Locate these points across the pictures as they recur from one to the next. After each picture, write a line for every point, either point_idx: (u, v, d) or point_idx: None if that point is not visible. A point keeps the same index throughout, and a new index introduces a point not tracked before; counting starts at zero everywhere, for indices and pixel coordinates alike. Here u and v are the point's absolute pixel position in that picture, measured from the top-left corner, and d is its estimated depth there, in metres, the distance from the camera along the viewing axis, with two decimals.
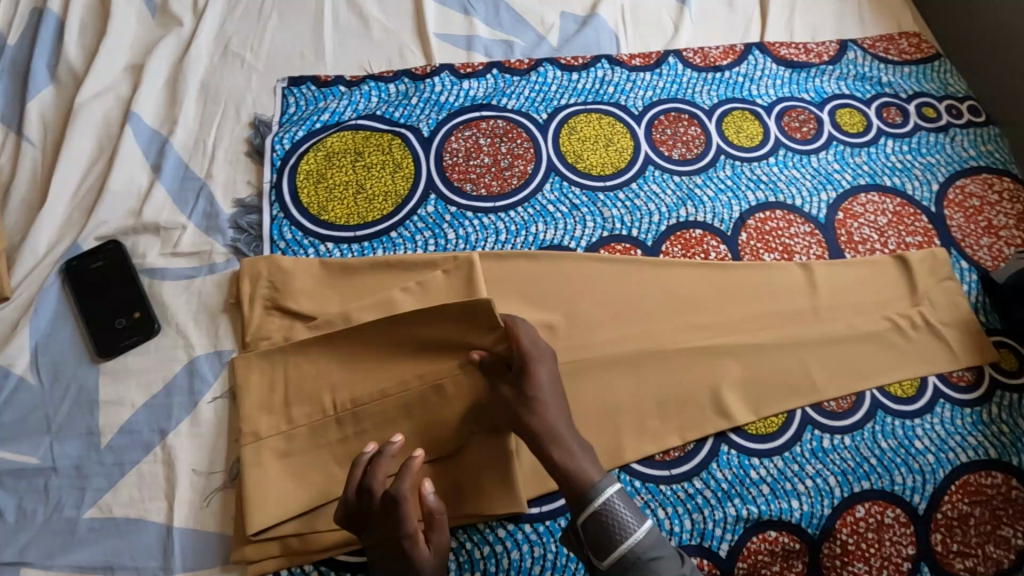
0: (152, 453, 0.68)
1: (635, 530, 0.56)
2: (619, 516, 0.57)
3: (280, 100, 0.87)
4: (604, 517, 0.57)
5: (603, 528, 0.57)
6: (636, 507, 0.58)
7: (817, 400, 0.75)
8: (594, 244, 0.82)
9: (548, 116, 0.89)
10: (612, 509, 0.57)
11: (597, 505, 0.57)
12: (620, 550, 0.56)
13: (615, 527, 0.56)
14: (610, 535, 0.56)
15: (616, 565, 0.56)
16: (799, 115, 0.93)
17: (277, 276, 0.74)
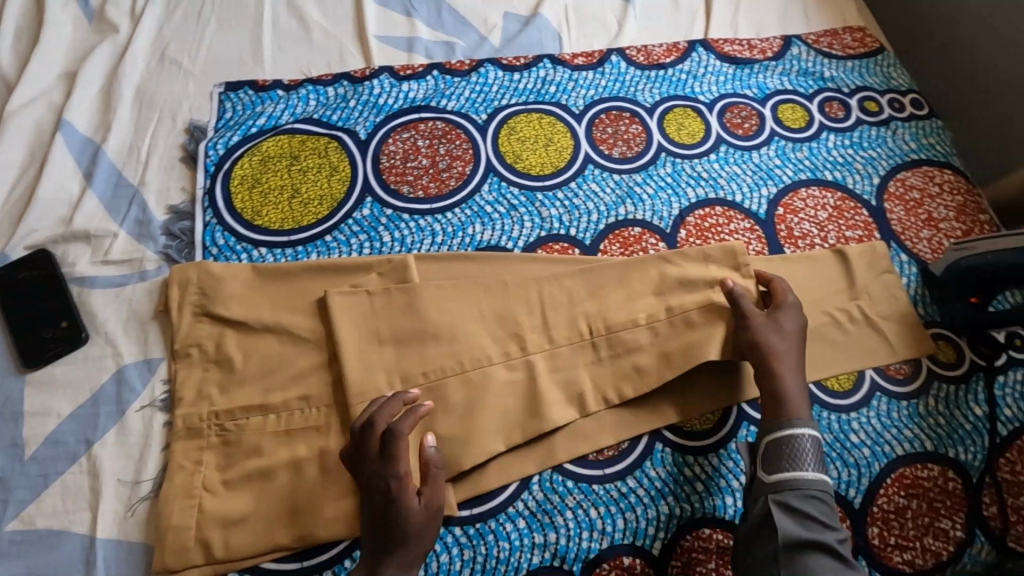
0: (77, 463, 0.67)
1: (807, 469, 0.64)
2: (802, 446, 0.65)
3: (216, 105, 0.86)
4: (790, 444, 0.65)
5: (780, 452, 0.66)
6: (818, 458, 0.65)
7: (753, 396, 0.75)
8: (532, 243, 0.82)
9: (487, 116, 0.89)
10: (799, 448, 0.65)
11: (797, 447, 0.65)
12: (786, 475, 0.64)
13: (796, 454, 0.65)
14: (788, 457, 0.65)
15: (773, 485, 0.65)
16: (741, 111, 0.93)
17: (206, 282, 0.74)
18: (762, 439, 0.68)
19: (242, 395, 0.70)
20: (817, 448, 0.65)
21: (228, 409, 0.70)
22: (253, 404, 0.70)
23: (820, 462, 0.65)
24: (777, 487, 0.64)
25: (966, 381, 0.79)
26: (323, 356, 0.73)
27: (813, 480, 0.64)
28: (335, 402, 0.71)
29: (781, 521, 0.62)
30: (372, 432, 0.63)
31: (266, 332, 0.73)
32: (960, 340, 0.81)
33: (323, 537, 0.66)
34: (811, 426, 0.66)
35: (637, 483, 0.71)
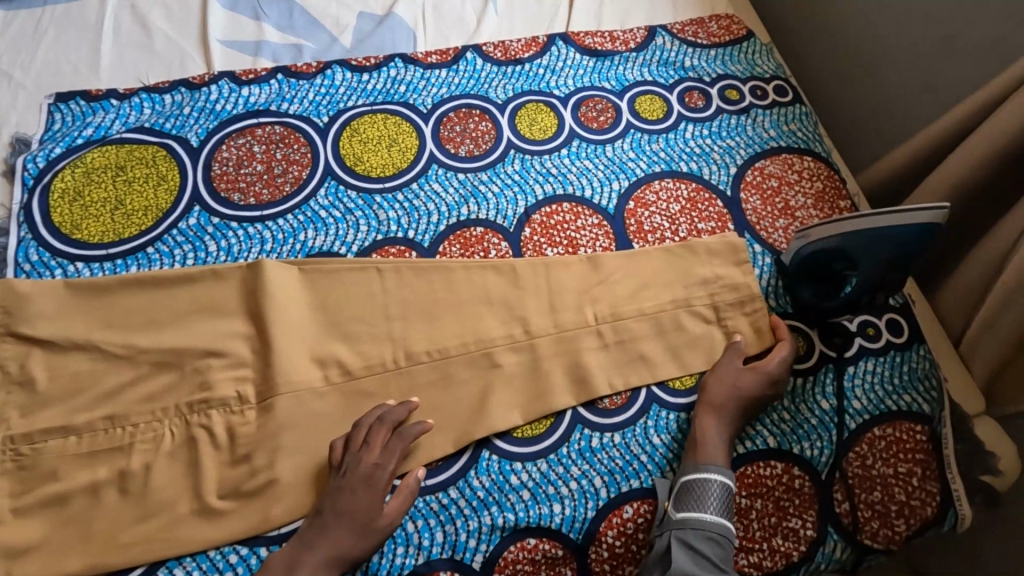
0: None
1: (714, 511, 0.64)
2: (711, 491, 0.65)
3: (45, 117, 0.83)
4: (698, 487, 0.65)
5: (689, 491, 0.66)
6: (728, 507, 0.65)
7: (588, 398, 0.73)
8: (367, 248, 0.79)
9: (329, 119, 0.86)
10: (710, 489, 0.65)
11: (709, 482, 0.65)
12: (694, 513, 0.64)
13: (703, 495, 0.65)
14: (693, 501, 0.65)
15: (677, 523, 0.64)
16: (597, 104, 0.91)
17: (10, 300, 0.71)
18: (676, 480, 0.68)
19: (44, 418, 0.68)
20: (726, 494, 0.65)
21: (26, 433, 0.67)
22: (54, 426, 0.67)
23: (727, 510, 0.65)
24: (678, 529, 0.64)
25: (815, 373, 0.76)
26: (131, 373, 0.70)
27: (714, 527, 0.63)
28: (141, 421, 0.68)
29: (678, 558, 0.62)
30: (382, 429, 0.67)
31: (74, 350, 0.70)
32: (812, 332, 0.79)
33: (116, 564, 0.63)
34: (725, 469, 0.67)
35: (459, 493, 0.68)
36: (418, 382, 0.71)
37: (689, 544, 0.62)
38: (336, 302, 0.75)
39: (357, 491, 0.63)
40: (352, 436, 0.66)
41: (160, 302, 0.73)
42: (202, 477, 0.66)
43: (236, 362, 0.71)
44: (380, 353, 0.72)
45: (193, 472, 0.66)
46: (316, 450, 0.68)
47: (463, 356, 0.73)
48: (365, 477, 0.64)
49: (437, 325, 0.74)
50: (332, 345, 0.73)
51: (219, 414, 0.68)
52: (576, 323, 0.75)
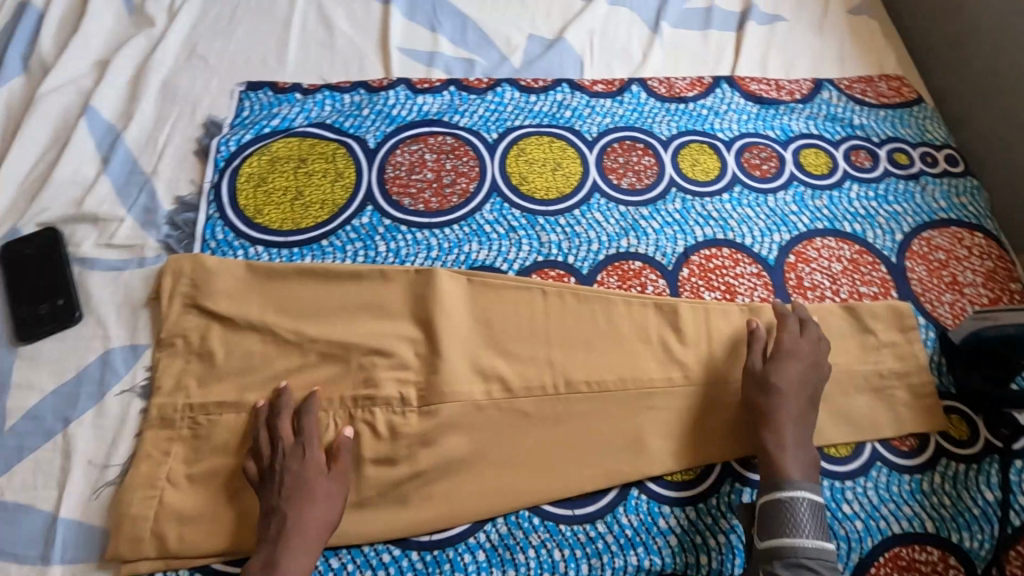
0: (53, 440, 0.68)
1: (807, 536, 0.62)
2: (801, 510, 0.63)
3: (235, 103, 0.88)
4: (788, 511, 0.63)
5: (773, 517, 0.64)
6: (819, 523, 0.63)
7: (742, 452, 0.72)
8: (527, 267, 0.80)
9: (498, 135, 0.88)
10: (797, 513, 0.63)
11: (789, 506, 0.63)
12: (783, 541, 0.62)
13: (795, 518, 0.63)
14: (783, 526, 0.63)
15: (768, 550, 0.63)
16: (761, 151, 0.90)
17: (199, 275, 0.75)
18: (756, 507, 0.66)
19: (219, 391, 0.71)
20: (815, 512, 0.63)
21: (203, 403, 0.70)
22: (227, 400, 0.70)
23: (821, 532, 0.63)
24: (780, 555, 0.62)
25: (978, 461, 0.73)
26: (301, 360, 0.72)
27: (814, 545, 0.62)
28: (307, 409, 0.70)
29: None
30: (304, 417, 0.68)
31: (248, 329, 0.73)
32: (976, 417, 0.76)
33: None
34: (811, 488, 0.65)
35: (607, 528, 0.68)
36: (572, 410, 0.72)
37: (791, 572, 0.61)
38: (498, 320, 0.76)
39: (300, 477, 0.64)
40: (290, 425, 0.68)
41: (331, 294, 0.76)
42: (361, 473, 0.68)
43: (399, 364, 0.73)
44: (538, 375, 0.74)
45: (354, 466, 0.68)
46: (470, 463, 0.69)
47: (618, 393, 0.73)
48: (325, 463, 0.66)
49: (593, 356, 0.75)
50: (491, 360, 0.74)
51: (381, 412, 0.70)
52: (733, 375, 0.75)
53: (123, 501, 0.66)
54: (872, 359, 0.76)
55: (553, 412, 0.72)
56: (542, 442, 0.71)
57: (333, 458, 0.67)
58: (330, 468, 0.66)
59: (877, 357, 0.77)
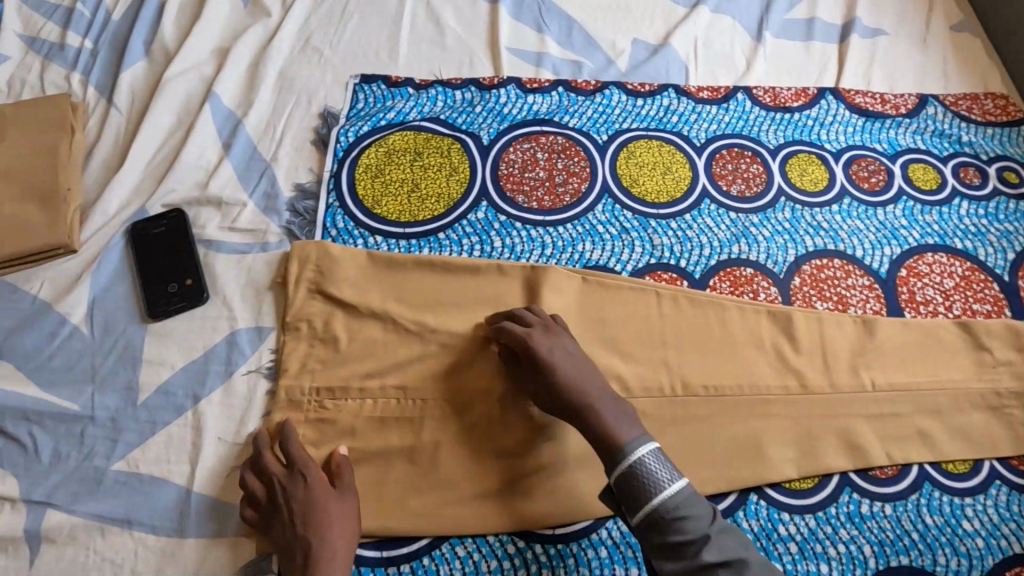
0: (183, 416, 0.70)
1: (669, 487, 0.58)
2: (649, 465, 0.58)
3: (350, 95, 0.89)
4: (637, 469, 0.58)
5: (632, 482, 0.58)
6: (670, 465, 0.60)
7: (860, 463, 0.71)
8: (640, 269, 0.80)
9: (608, 137, 0.89)
10: (646, 467, 0.58)
11: (631, 462, 0.59)
12: (648, 505, 0.57)
13: (648, 476, 0.58)
14: (643, 489, 0.58)
15: (644, 520, 0.58)
16: (869, 164, 0.90)
17: (324, 261, 0.76)
18: (608, 474, 0.60)
19: (342, 375, 0.71)
20: (660, 460, 0.59)
21: (328, 387, 0.71)
22: (351, 385, 0.71)
23: (699, 499, 0.58)
24: (646, 518, 0.57)
25: None
26: (422, 349, 0.73)
27: (680, 502, 0.57)
28: (429, 398, 0.70)
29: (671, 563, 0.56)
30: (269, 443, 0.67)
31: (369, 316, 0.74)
32: None
33: (403, 531, 0.65)
34: (646, 438, 0.61)
35: None
36: (691, 413, 0.73)
37: (688, 533, 0.56)
38: (613, 320, 0.77)
39: (308, 499, 0.63)
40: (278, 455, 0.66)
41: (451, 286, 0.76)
42: (483, 465, 0.68)
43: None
44: (655, 377, 0.74)
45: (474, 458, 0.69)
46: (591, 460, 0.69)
47: (736, 398, 0.73)
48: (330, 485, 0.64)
49: (709, 360, 0.75)
50: (608, 359, 0.75)
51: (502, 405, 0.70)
52: (850, 386, 0.74)
53: None
54: (987, 377, 0.75)
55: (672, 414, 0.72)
56: (661, 443, 0.71)
57: (337, 477, 0.65)
58: (336, 487, 0.65)
59: (993, 375, 0.76)
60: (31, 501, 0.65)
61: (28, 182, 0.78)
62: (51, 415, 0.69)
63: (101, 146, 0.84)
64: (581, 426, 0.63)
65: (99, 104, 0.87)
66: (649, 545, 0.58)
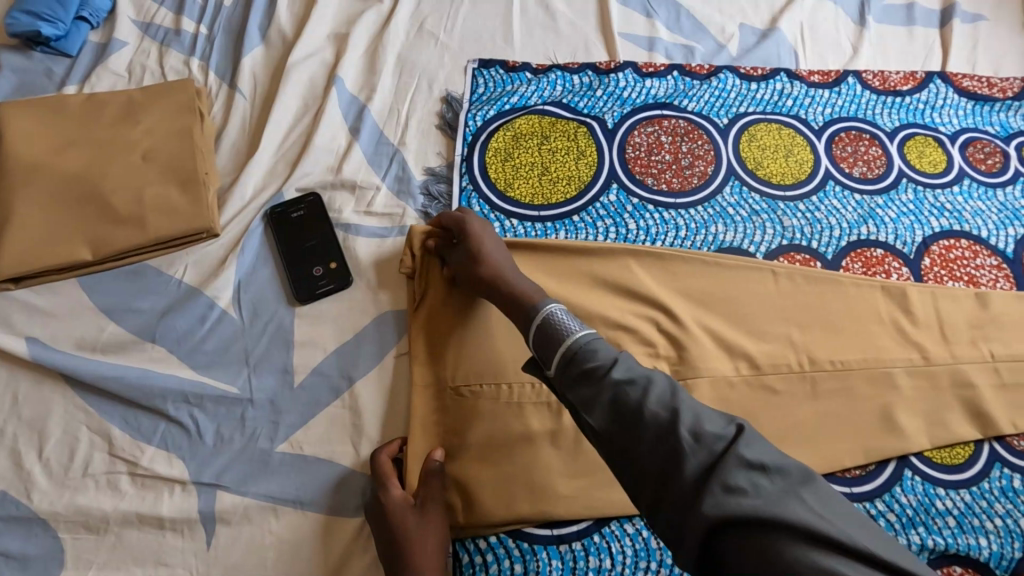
0: (341, 398, 0.70)
1: (575, 331, 0.56)
2: (560, 317, 0.58)
3: (470, 79, 0.89)
4: (547, 320, 0.58)
5: (547, 332, 0.58)
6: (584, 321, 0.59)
7: (1004, 436, 0.73)
8: (774, 251, 0.81)
9: (728, 121, 0.89)
10: (556, 317, 0.58)
11: (541, 315, 0.59)
12: (558, 349, 0.56)
13: (558, 325, 0.57)
14: (555, 336, 0.57)
15: (556, 367, 0.56)
16: (984, 147, 0.91)
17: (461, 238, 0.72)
18: (528, 340, 0.60)
19: (481, 357, 0.70)
20: (563, 313, 0.59)
21: (469, 371, 0.70)
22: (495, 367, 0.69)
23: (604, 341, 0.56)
24: (563, 358, 0.55)
25: None
26: None
27: (595, 338, 0.55)
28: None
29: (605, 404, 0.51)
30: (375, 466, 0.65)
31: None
32: None
33: (573, 512, 0.65)
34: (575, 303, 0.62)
35: (887, 507, 0.69)
36: (839, 388, 0.73)
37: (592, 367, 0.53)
38: (750, 299, 0.77)
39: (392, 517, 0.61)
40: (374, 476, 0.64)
41: (592, 269, 0.77)
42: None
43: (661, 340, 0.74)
44: (800, 356, 0.74)
45: None
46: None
47: (881, 375, 0.74)
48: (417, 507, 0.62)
49: (849, 338, 0.76)
50: (750, 338, 0.75)
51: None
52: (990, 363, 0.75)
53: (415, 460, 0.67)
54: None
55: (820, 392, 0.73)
56: (812, 421, 0.72)
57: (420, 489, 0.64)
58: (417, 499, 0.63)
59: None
60: (201, 483, 0.65)
61: (166, 166, 0.77)
62: (210, 397, 0.68)
63: (229, 131, 0.83)
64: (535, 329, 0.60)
65: (222, 90, 0.87)
66: (567, 387, 0.54)
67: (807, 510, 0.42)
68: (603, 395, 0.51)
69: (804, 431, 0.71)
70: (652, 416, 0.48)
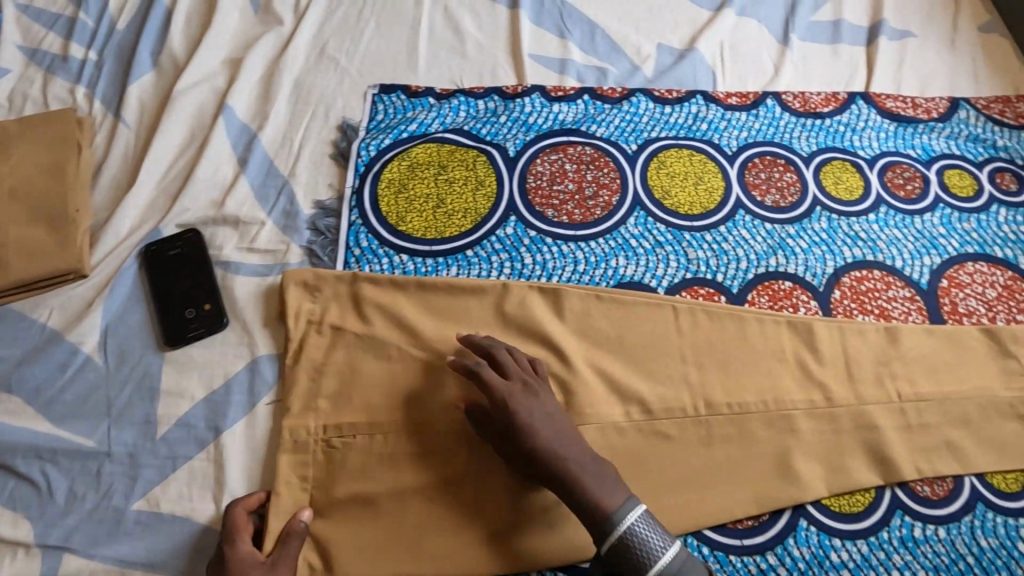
0: (206, 450, 0.66)
1: (663, 553, 0.57)
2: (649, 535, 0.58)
3: (369, 106, 0.86)
4: (627, 538, 0.57)
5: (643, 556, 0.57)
6: (659, 527, 0.59)
7: (906, 482, 0.70)
8: (676, 285, 0.78)
9: (637, 147, 0.86)
10: (639, 535, 0.58)
11: (620, 530, 0.58)
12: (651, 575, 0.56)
13: (636, 542, 0.57)
14: (637, 560, 0.57)
15: None
16: (904, 171, 0.88)
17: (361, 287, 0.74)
18: (599, 548, 0.59)
19: (349, 410, 0.69)
20: (647, 521, 0.59)
21: (336, 424, 0.68)
22: (362, 420, 0.68)
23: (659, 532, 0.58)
24: None
25: None
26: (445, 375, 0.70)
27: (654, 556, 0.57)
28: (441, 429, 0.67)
29: None
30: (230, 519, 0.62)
31: (382, 345, 0.72)
32: None
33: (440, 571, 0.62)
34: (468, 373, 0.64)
35: (779, 560, 0.66)
36: (733, 431, 0.70)
37: None
38: (643, 339, 0.74)
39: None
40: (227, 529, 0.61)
41: (480, 309, 0.74)
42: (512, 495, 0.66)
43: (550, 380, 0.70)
44: (693, 399, 0.71)
45: None
46: None
47: (777, 417, 0.71)
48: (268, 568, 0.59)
49: (746, 378, 0.73)
50: (643, 379, 0.72)
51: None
52: (891, 404, 0.73)
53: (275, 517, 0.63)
54: (1016, 386, 0.75)
55: (713, 437, 0.70)
56: (704, 468, 0.69)
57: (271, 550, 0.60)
58: (268, 562, 0.59)
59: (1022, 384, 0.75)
60: (47, 546, 0.61)
61: (33, 205, 0.74)
62: (65, 452, 0.65)
63: (109, 164, 0.80)
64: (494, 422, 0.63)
65: (106, 120, 0.83)
66: None
67: None
68: None
69: (693, 480, 0.68)
70: None
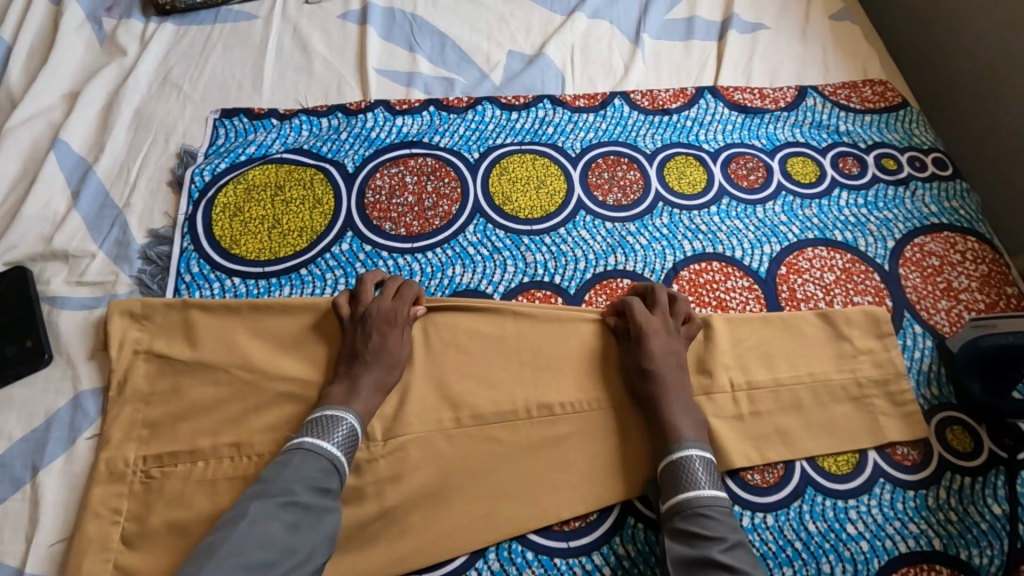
0: (21, 490, 0.65)
1: (704, 488, 0.61)
2: (696, 468, 0.62)
3: (210, 131, 0.86)
4: (685, 470, 0.62)
5: (676, 477, 0.62)
6: (715, 477, 0.63)
7: (736, 471, 0.70)
8: (513, 290, 0.78)
9: (480, 155, 0.87)
10: (693, 468, 0.62)
11: (679, 458, 0.63)
12: (677, 497, 0.61)
13: (694, 476, 0.62)
14: (682, 484, 0.62)
15: (672, 511, 0.61)
16: (747, 162, 0.89)
17: (189, 306, 0.73)
18: (658, 470, 0.65)
19: (173, 441, 0.67)
20: (709, 467, 0.63)
21: (155, 455, 0.66)
22: (183, 448, 0.66)
23: (716, 480, 0.63)
24: (669, 507, 0.61)
25: (983, 473, 0.70)
26: (262, 399, 0.68)
27: (703, 500, 0.60)
28: (263, 452, 0.66)
29: (681, 550, 0.58)
30: (387, 294, 0.72)
31: (210, 368, 0.70)
32: (978, 427, 0.73)
33: None
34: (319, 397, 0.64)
35: (603, 560, 0.65)
36: (561, 433, 0.69)
37: (709, 532, 0.58)
38: (472, 344, 0.73)
39: (384, 334, 0.69)
40: (363, 295, 0.72)
41: (305, 326, 0.72)
42: None
43: (374, 390, 0.67)
44: (523, 403, 0.70)
45: None
46: (443, 494, 0.66)
47: (606, 415, 0.70)
48: (386, 317, 0.70)
49: (577, 376, 0.72)
50: (473, 386, 0.71)
51: None
52: (724, 395, 0.72)
53: (79, 554, 0.61)
54: (850, 368, 0.74)
55: (542, 439, 0.69)
56: (531, 473, 0.68)
57: (212, 467, 0.65)
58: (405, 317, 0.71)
59: (854, 364, 0.75)
60: None
61: None
62: None
63: None
64: (494, 388, 0.71)
65: None
66: (667, 533, 0.61)
67: (720, 552, 0.57)
68: (669, 539, 0.60)
69: (519, 484, 0.67)
70: (717, 565, 0.56)
